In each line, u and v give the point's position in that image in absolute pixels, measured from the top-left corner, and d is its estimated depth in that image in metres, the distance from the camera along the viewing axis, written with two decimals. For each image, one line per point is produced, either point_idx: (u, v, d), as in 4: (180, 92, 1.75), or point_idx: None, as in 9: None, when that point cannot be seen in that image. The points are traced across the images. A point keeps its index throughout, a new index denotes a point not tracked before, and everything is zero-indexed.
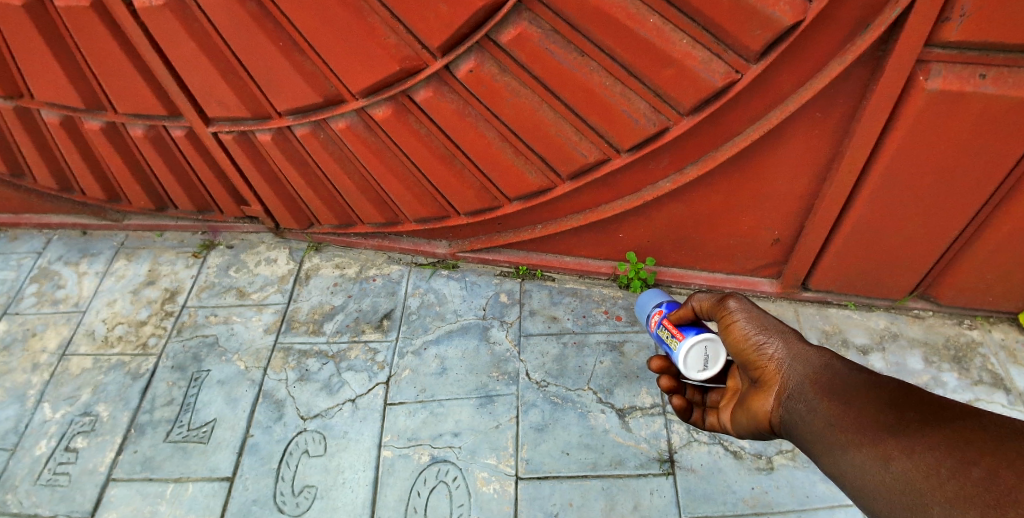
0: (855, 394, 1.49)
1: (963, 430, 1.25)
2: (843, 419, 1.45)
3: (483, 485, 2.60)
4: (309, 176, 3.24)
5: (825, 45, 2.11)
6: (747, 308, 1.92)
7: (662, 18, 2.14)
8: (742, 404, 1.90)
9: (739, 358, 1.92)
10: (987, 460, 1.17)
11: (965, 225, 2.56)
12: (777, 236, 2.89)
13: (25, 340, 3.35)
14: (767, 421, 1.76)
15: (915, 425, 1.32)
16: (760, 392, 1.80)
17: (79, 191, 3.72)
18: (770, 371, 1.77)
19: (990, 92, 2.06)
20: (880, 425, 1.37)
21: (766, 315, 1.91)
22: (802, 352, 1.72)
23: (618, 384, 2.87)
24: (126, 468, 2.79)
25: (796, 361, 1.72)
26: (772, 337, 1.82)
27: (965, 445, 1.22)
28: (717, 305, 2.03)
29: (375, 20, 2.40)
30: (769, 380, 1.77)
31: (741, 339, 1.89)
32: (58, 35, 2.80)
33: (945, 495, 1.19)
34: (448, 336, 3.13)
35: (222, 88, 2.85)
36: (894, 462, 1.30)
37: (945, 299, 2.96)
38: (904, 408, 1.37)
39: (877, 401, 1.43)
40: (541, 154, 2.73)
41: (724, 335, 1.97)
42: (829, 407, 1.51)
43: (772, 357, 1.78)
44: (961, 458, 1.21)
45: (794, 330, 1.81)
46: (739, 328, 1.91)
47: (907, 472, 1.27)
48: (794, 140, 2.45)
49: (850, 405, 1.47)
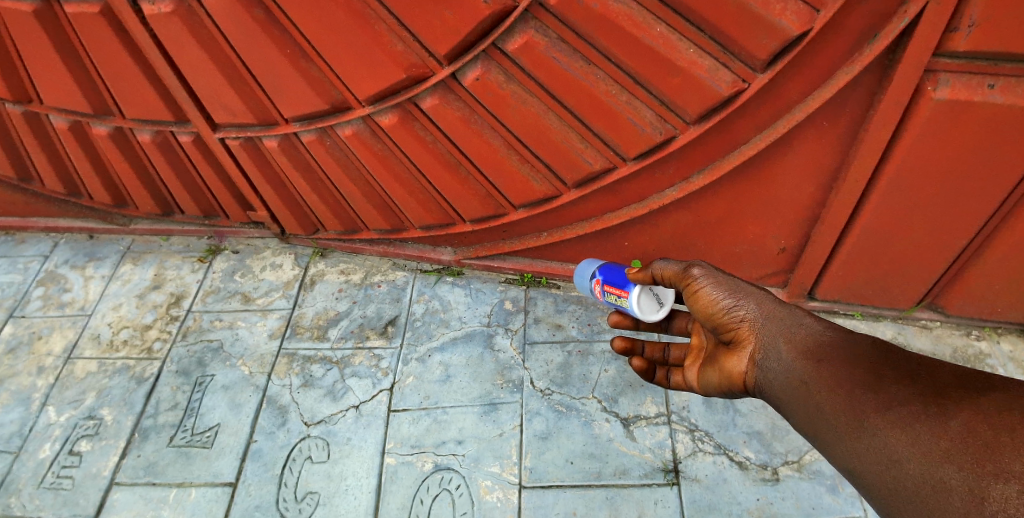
0: (830, 352, 1.57)
1: (937, 387, 1.29)
2: (816, 376, 1.54)
3: (486, 493, 2.58)
4: (314, 182, 3.25)
5: (832, 53, 2.11)
6: (712, 275, 1.95)
7: (669, 27, 2.13)
8: (714, 363, 2.00)
9: (709, 323, 1.96)
10: (963, 414, 1.21)
11: (973, 235, 2.54)
12: (783, 245, 2.87)
13: (30, 343, 3.36)
14: (741, 381, 1.87)
15: (887, 381, 1.38)
16: (735, 355, 1.89)
17: (87, 195, 3.75)
18: (743, 335, 1.85)
19: (999, 101, 2.05)
20: (852, 382, 1.45)
21: (728, 276, 1.96)
22: (772, 311, 1.82)
23: (622, 393, 2.86)
24: (130, 473, 2.79)
25: (768, 321, 1.80)
26: (741, 300, 1.88)
27: (941, 400, 1.26)
28: (679, 273, 2.03)
29: (381, 27, 2.41)
30: (743, 344, 1.85)
31: (712, 307, 1.92)
32: (67, 40, 2.82)
33: (920, 450, 1.22)
34: (452, 343, 3.12)
35: (229, 93, 2.87)
36: (868, 418, 1.36)
37: (953, 310, 2.95)
38: (875, 364, 1.45)
39: (848, 358, 1.52)
40: (547, 162, 2.73)
41: (690, 302, 2.00)
42: (803, 365, 1.60)
43: (744, 321, 1.85)
44: (936, 414, 1.25)
45: (759, 289, 1.89)
46: (707, 295, 1.93)
47: (881, 429, 1.32)
48: (800, 149, 2.44)
49: (822, 363, 1.56)
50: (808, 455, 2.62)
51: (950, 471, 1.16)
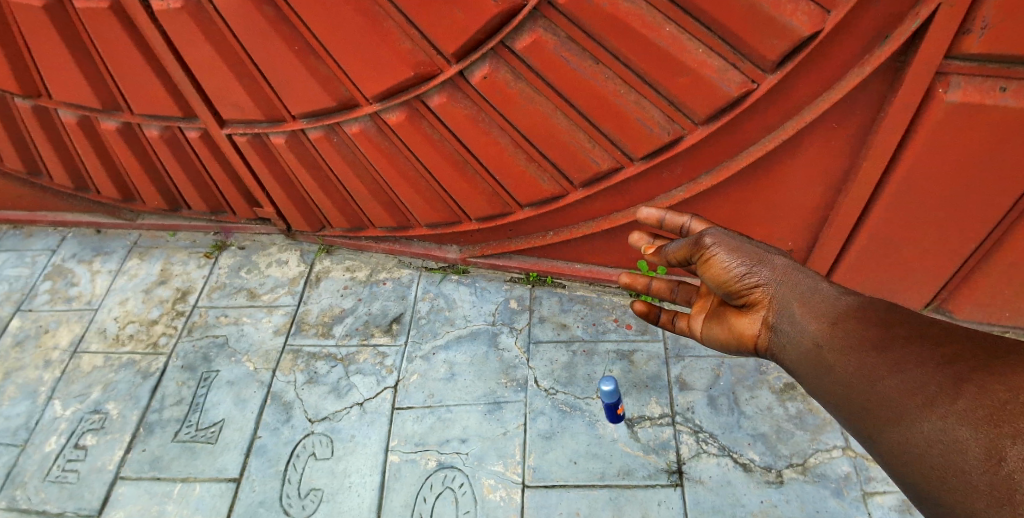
0: (843, 315, 1.47)
1: (954, 348, 1.20)
2: (829, 339, 1.44)
3: (490, 492, 2.58)
4: (321, 179, 3.25)
5: (843, 55, 2.09)
6: (725, 241, 1.77)
7: (678, 27, 2.12)
8: (722, 328, 1.84)
9: (721, 292, 1.78)
10: (980, 375, 1.11)
11: (983, 239, 2.52)
12: (791, 247, 2.86)
13: (38, 337, 3.38)
14: (755, 347, 1.72)
15: (900, 341, 1.29)
16: (749, 321, 1.73)
17: (95, 190, 3.76)
18: (756, 298, 1.70)
19: (1011, 105, 2.03)
20: (865, 344, 1.35)
21: (741, 240, 1.77)
22: (789, 276, 1.66)
23: (627, 393, 2.85)
24: (135, 467, 2.80)
25: (785, 285, 1.66)
26: (756, 266, 1.70)
27: (955, 361, 1.17)
28: (690, 246, 1.83)
29: (390, 24, 2.41)
30: (756, 307, 1.70)
31: (727, 276, 1.74)
32: (77, 35, 2.83)
33: (931, 412, 1.14)
34: (457, 341, 3.12)
35: (237, 90, 2.87)
36: (882, 380, 1.27)
37: (962, 314, 2.93)
38: (891, 324, 1.34)
39: (863, 320, 1.41)
40: (554, 161, 2.72)
41: (701, 272, 1.81)
42: (816, 328, 1.50)
43: (759, 285, 1.69)
44: (949, 376, 1.15)
45: (773, 251, 1.72)
46: (721, 263, 1.75)
47: (894, 391, 1.23)
48: (810, 151, 2.43)
49: (837, 326, 1.45)
50: (813, 458, 2.61)
51: (964, 432, 1.07)
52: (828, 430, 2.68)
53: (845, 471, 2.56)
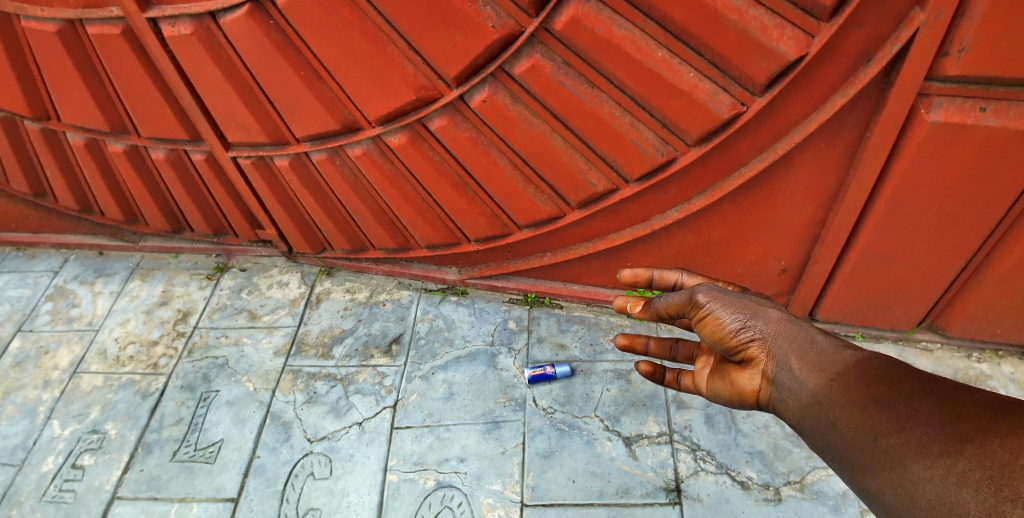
0: (843, 370, 1.46)
1: (955, 405, 1.16)
2: (831, 395, 1.43)
3: (488, 511, 2.58)
4: (324, 201, 3.31)
5: (829, 77, 2.18)
6: (718, 297, 1.81)
7: (670, 51, 2.22)
8: (723, 379, 1.84)
9: (720, 347, 1.81)
10: (980, 435, 1.07)
11: (971, 256, 2.60)
12: (784, 266, 2.91)
13: (37, 357, 3.39)
14: (755, 399, 1.72)
15: (904, 398, 1.25)
16: (747, 374, 1.74)
17: (99, 211, 3.82)
18: (753, 353, 1.71)
19: (992, 123, 2.12)
20: (867, 399, 1.33)
21: (735, 295, 1.82)
22: (784, 328, 1.69)
23: (624, 412, 2.87)
24: (132, 487, 2.79)
25: (780, 338, 1.68)
26: (750, 319, 1.74)
27: (956, 421, 1.13)
28: (684, 302, 1.88)
29: (394, 50, 2.50)
30: (754, 362, 1.72)
31: (721, 330, 1.77)
32: (88, 60, 2.92)
33: (936, 471, 1.10)
34: (456, 361, 3.14)
35: (244, 113, 2.96)
36: (884, 437, 1.24)
37: (953, 331, 2.98)
38: (893, 381, 1.31)
39: (864, 378, 1.39)
40: (552, 183, 2.80)
41: (698, 329, 1.85)
42: (817, 384, 1.49)
43: (755, 340, 1.72)
44: (952, 435, 1.11)
45: (766, 306, 1.76)
46: (715, 319, 1.79)
47: (897, 448, 1.20)
48: (800, 170, 2.50)
49: (837, 382, 1.44)
50: (811, 475, 2.62)
51: (967, 495, 1.03)
52: None
53: (842, 488, 2.58)
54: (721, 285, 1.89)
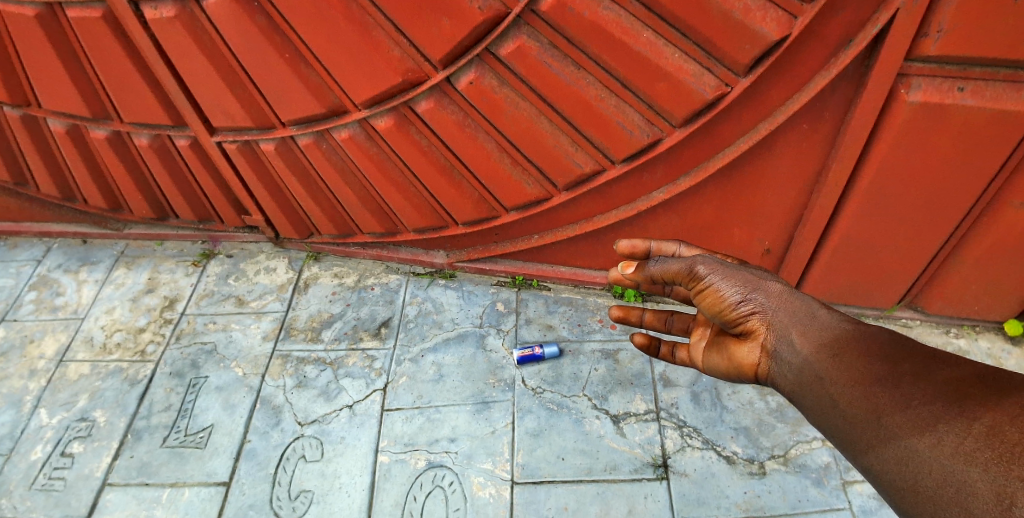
0: (846, 346, 1.47)
1: (959, 386, 1.21)
2: (832, 371, 1.45)
3: (479, 490, 2.61)
4: (310, 186, 3.30)
5: (812, 59, 2.20)
6: (719, 269, 1.83)
7: (656, 33, 2.22)
8: (721, 352, 1.87)
9: (719, 318, 1.83)
10: (988, 415, 1.13)
11: (949, 235, 2.64)
12: (768, 246, 2.95)
13: (23, 347, 3.36)
14: (752, 371, 1.75)
15: (909, 378, 1.29)
16: (745, 345, 1.77)
17: (82, 200, 3.77)
18: (752, 326, 1.74)
19: (969, 104, 2.16)
20: (870, 380, 1.36)
21: (737, 268, 1.84)
22: (784, 302, 1.71)
23: (612, 391, 2.91)
24: (123, 473, 2.79)
25: (781, 312, 1.69)
26: (750, 292, 1.76)
27: (963, 400, 1.18)
28: (683, 271, 1.89)
29: (379, 33, 2.49)
30: (753, 335, 1.74)
31: (721, 302, 1.80)
32: (68, 44, 2.87)
33: (942, 450, 1.15)
34: (445, 344, 3.16)
35: (228, 98, 2.93)
36: (887, 416, 1.28)
37: (932, 309, 3.05)
38: (895, 360, 1.35)
39: (866, 355, 1.41)
40: (538, 165, 2.80)
41: (697, 300, 1.88)
42: (817, 358, 1.52)
43: (754, 313, 1.74)
44: (958, 414, 1.17)
45: (768, 279, 1.78)
46: (715, 290, 1.81)
47: (900, 427, 1.24)
48: (783, 151, 2.53)
49: (838, 358, 1.46)
50: (794, 449, 2.68)
51: (975, 474, 1.09)
52: (808, 423, 2.75)
53: (825, 461, 2.64)
54: (722, 257, 1.91)
